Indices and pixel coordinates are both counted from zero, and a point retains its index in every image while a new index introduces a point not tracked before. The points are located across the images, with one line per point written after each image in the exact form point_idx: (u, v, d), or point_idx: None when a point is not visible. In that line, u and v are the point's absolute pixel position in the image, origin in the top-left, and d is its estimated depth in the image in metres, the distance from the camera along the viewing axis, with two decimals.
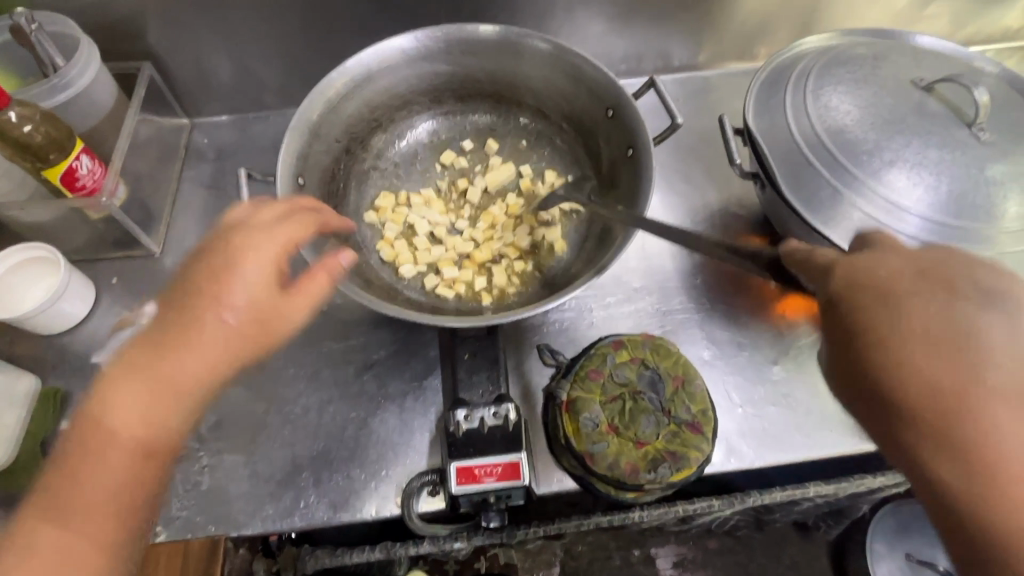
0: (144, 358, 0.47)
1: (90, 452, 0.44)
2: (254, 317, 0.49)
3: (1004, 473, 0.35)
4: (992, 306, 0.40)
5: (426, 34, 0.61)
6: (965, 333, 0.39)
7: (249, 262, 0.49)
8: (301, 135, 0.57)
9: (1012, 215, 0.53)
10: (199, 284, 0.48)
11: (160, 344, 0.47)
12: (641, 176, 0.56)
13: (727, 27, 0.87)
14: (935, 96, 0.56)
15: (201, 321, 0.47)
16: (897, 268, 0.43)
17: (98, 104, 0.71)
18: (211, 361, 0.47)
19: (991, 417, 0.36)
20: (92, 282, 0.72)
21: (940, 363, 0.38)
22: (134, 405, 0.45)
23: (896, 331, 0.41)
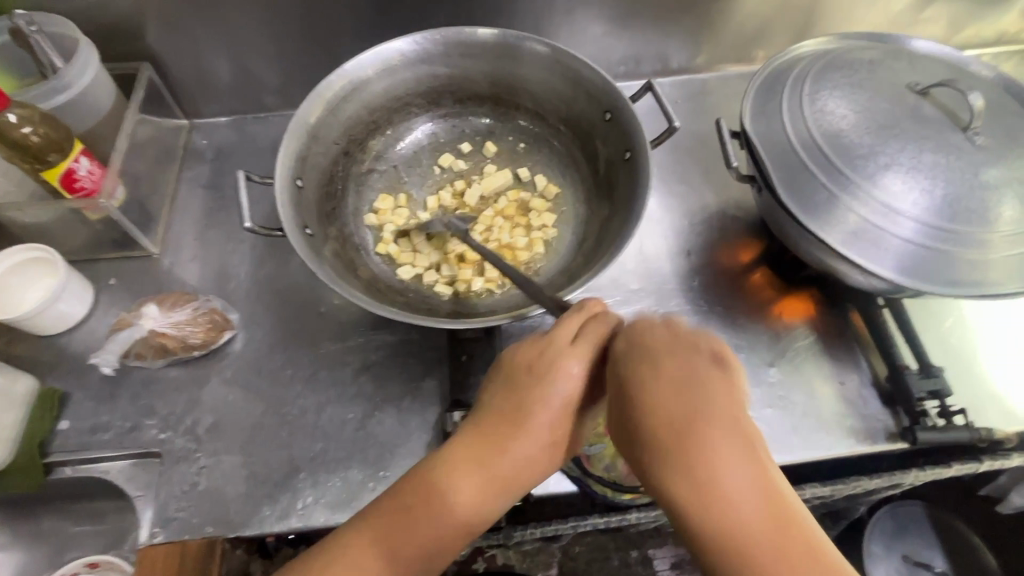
0: (473, 462, 0.45)
1: (394, 517, 0.45)
2: (499, 485, 0.45)
3: (712, 515, 0.38)
4: (721, 379, 0.42)
5: (425, 37, 0.61)
6: (700, 392, 0.42)
7: (561, 381, 0.45)
8: (299, 137, 0.57)
9: (1007, 218, 0.53)
10: (499, 401, 0.47)
11: (481, 460, 0.45)
12: (638, 179, 0.56)
13: (725, 30, 0.87)
14: (930, 100, 0.56)
15: (523, 429, 0.45)
16: (658, 334, 0.45)
17: (97, 106, 0.71)
18: (499, 480, 0.45)
19: (708, 462, 0.39)
20: (91, 282, 0.72)
21: (667, 393, 0.42)
22: (473, 490, 0.45)
23: (643, 413, 0.42)
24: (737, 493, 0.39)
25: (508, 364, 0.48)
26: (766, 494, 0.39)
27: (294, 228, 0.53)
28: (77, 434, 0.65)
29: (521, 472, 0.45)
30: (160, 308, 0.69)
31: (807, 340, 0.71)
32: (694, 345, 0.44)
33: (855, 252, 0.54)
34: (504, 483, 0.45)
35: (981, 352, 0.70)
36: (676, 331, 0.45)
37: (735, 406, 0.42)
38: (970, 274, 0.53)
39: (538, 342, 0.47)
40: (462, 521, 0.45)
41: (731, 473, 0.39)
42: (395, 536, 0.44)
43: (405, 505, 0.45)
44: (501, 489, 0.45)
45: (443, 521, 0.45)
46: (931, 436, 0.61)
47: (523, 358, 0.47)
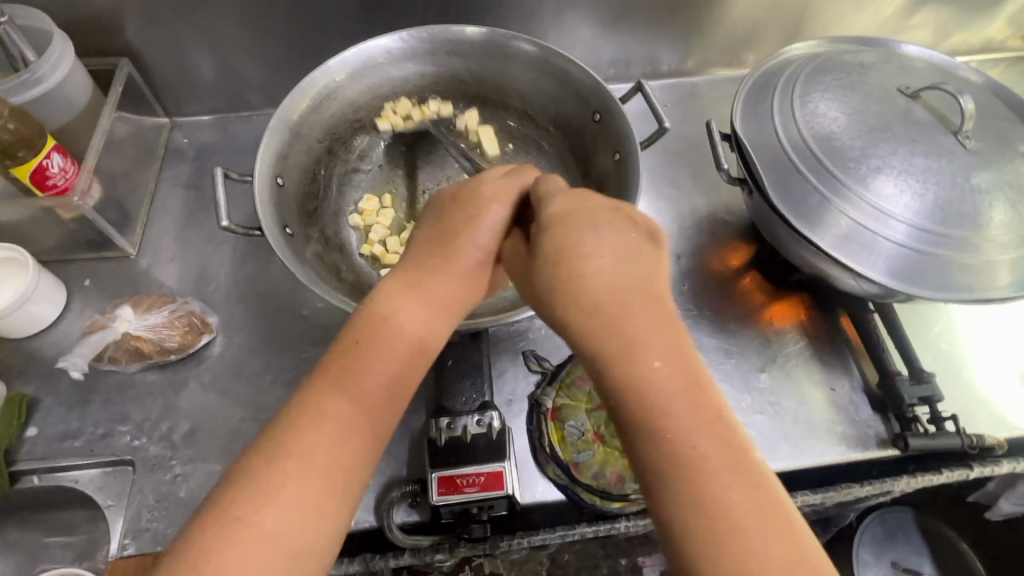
0: (410, 288, 0.42)
1: (342, 365, 0.39)
2: (443, 306, 0.42)
3: (634, 387, 0.34)
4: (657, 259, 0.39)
5: (411, 34, 0.60)
6: (641, 269, 0.38)
7: (489, 207, 0.44)
8: (280, 134, 0.56)
9: (998, 223, 0.53)
10: (426, 246, 0.44)
11: (422, 293, 0.41)
12: (628, 181, 0.55)
13: (715, 33, 0.87)
14: (920, 103, 0.56)
15: (457, 254, 0.43)
16: (604, 202, 0.41)
17: (72, 101, 0.69)
18: (438, 302, 0.42)
19: (638, 331, 0.35)
20: (63, 284, 0.70)
21: (605, 263, 0.38)
22: (418, 311, 0.41)
23: (566, 248, 0.39)
24: (670, 383, 0.34)
25: (438, 210, 0.46)
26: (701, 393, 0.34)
27: (273, 227, 0.51)
28: (45, 441, 0.62)
29: (464, 290, 0.43)
30: (135, 311, 0.66)
31: (797, 345, 0.70)
32: (627, 216, 0.41)
33: (847, 255, 0.53)
34: (443, 304, 0.42)
35: (970, 357, 0.70)
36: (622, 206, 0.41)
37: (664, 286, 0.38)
38: (962, 278, 0.52)
39: (466, 184, 0.47)
40: (409, 342, 0.40)
41: (663, 353, 0.35)
42: (344, 381, 0.39)
43: (354, 341, 0.40)
44: (445, 309, 0.42)
45: (391, 359, 0.39)
46: (922, 444, 0.61)
47: (448, 194, 0.47)
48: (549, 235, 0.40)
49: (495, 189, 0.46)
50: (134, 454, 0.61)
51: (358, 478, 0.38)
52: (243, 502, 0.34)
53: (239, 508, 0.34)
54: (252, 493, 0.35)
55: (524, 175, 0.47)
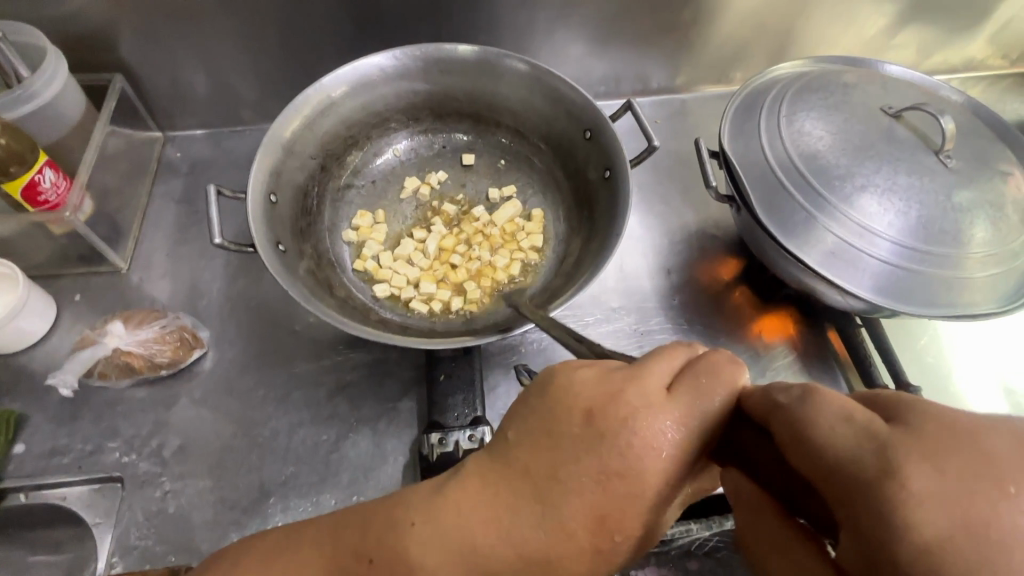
0: (464, 525, 0.36)
1: (341, 565, 0.37)
2: (474, 567, 0.35)
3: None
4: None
5: (404, 53, 0.61)
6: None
7: (636, 439, 0.35)
8: (274, 152, 0.56)
9: (979, 239, 0.54)
10: (514, 472, 0.36)
11: (468, 539, 0.35)
12: (618, 198, 0.56)
13: (703, 52, 0.89)
14: (902, 123, 0.57)
15: (545, 511, 0.35)
16: (962, 450, 0.28)
17: (66, 117, 0.69)
18: (479, 560, 0.35)
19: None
20: (53, 299, 0.70)
21: (853, 440, 0.31)
22: (442, 563, 0.35)
23: (991, 562, 0.26)
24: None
25: (564, 429, 0.37)
26: None
27: (266, 244, 0.52)
28: (33, 459, 0.61)
29: (528, 561, 0.35)
30: (126, 326, 0.66)
31: (786, 360, 0.71)
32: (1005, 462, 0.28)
33: (834, 272, 0.54)
34: (483, 565, 0.35)
35: (954, 370, 0.71)
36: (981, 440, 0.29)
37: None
38: (945, 294, 0.54)
39: (615, 390, 0.37)
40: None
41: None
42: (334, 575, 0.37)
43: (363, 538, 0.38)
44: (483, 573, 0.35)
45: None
46: None
47: (585, 400, 0.37)
48: (909, 540, 0.27)
49: (654, 412, 0.36)
50: (123, 471, 0.61)
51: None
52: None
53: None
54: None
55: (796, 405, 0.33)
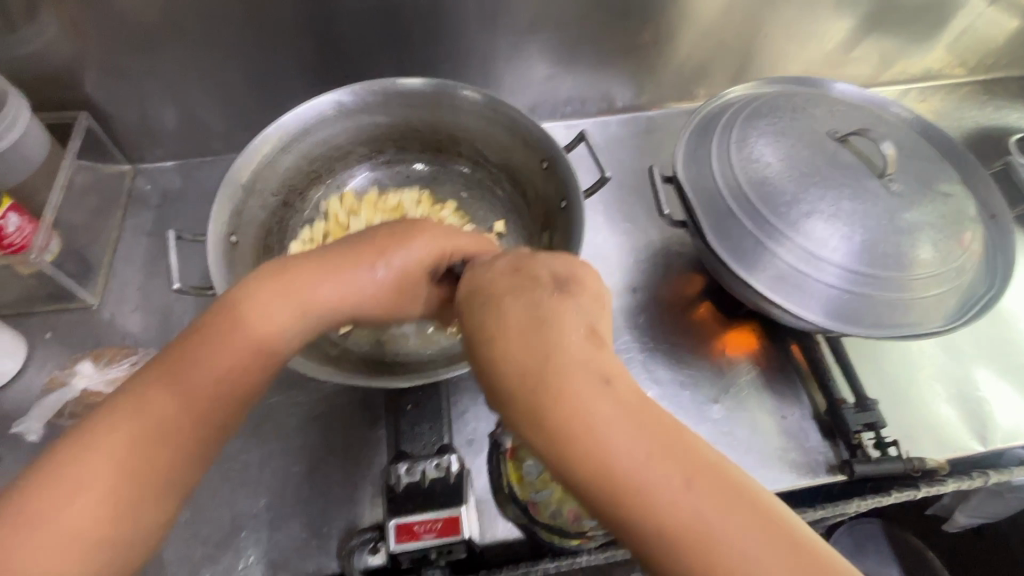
0: (276, 280, 0.43)
1: (183, 352, 0.40)
2: (301, 312, 0.43)
3: (598, 462, 0.32)
4: (577, 301, 0.37)
5: (361, 89, 0.62)
6: (549, 321, 0.36)
7: (414, 244, 0.47)
8: (233, 194, 0.57)
9: (922, 261, 0.55)
10: (329, 255, 0.46)
11: (287, 287, 0.42)
12: (573, 229, 0.57)
13: (667, 70, 0.90)
14: (848, 147, 0.59)
15: (337, 272, 0.44)
16: (508, 267, 0.40)
17: (29, 158, 0.70)
18: (302, 303, 0.43)
19: (581, 392, 0.33)
20: (23, 338, 0.70)
21: (518, 340, 0.36)
22: (272, 309, 0.42)
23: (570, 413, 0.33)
24: (644, 448, 0.32)
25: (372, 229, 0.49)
26: (642, 430, 0.33)
27: (227, 287, 0.52)
28: None
29: (336, 301, 0.44)
30: (95, 366, 0.69)
31: (749, 376, 0.73)
32: (537, 277, 0.39)
33: (782, 297, 0.56)
34: (305, 305, 0.43)
35: (912, 380, 0.72)
36: (527, 263, 0.40)
37: (598, 323, 0.37)
38: (890, 316, 0.55)
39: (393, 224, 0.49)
40: (258, 339, 0.41)
41: (609, 412, 0.33)
42: (177, 374, 0.40)
43: (201, 330, 0.41)
44: (304, 314, 0.43)
45: (235, 347, 0.41)
46: (867, 469, 0.63)
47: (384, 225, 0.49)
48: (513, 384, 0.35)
49: (422, 237, 0.48)
50: None
51: (183, 456, 0.39)
52: (67, 471, 0.36)
53: (43, 484, 0.36)
54: (77, 452, 0.37)
55: (453, 245, 0.48)
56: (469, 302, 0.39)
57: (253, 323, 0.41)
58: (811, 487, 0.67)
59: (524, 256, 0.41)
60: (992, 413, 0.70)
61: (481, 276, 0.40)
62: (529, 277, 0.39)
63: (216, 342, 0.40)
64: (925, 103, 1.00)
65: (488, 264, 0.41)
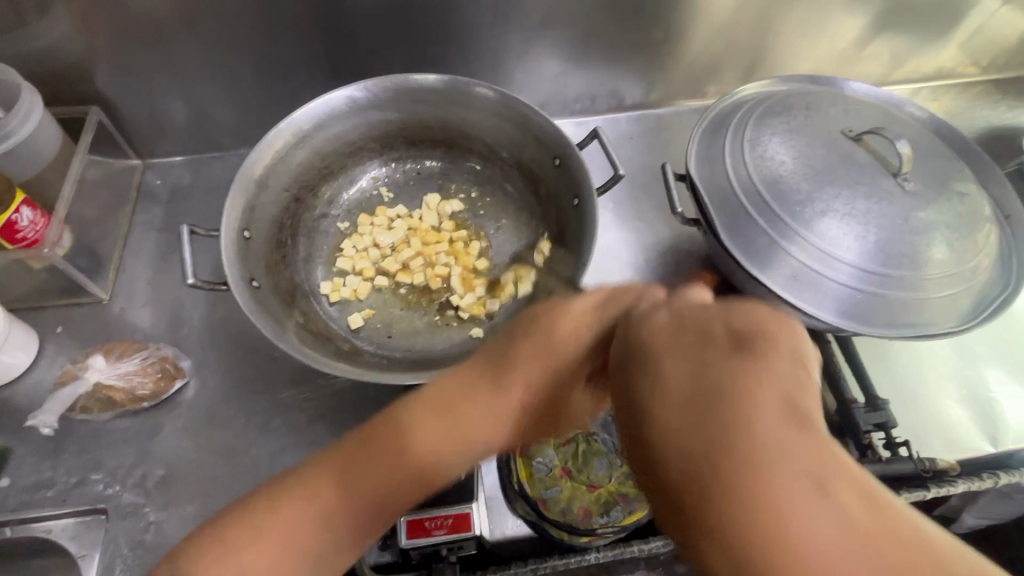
0: (437, 409, 0.38)
1: (355, 450, 0.37)
2: (463, 442, 0.38)
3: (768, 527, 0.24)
4: (770, 367, 0.30)
5: (373, 85, 0.62)
6: (724, 389, 0.29)
7: (566, 341, 0.41)
8: (246, 190, 0.57)
9: (936, 260, 0.55)
10: (467, 373, 0.41)
11: (450, 415, 0.38)
12: (586, 226, 0.57)
13: (677, 68, 0.90)
14: (862, 146, 0.58)
15: (502, 392, 0.39)
16: (672, 320, 0.34)
17: (41, 152, 0.71)
18: (464, 434, 0.38)
19: (778, 488, 0.25)
20: (34, 332, 0.70)
21: (681, 376, 0.30)
22: (439, 438, 0.37)
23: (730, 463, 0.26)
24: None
25: (509, 334, 0.43)
26: (835, 492, 0.24)
27: (240, 282, 0.53)
28: (17, 493, 0.62)
29: (496, 429, 0.38)
30: (107, 359, 0.68)
31: None
32: (711, 331, 0.32)
33: (796, 296, 0.55)
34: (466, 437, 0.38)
35: (922, 380, 0.72)
36: (698, 315, 0.34)
37: (802, 395, 0.29)
38: (904, 315, 0.55)
39: (554, 306, 0.44)
40: (417, 470, 0.37)
41: (833, 517, 0.24)
42: (351, 470, 0.37)
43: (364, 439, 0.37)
44: (468, 442, 0.38)
45: (393, 471, 0.37)
46: (878, 470, 0.62)
47: (531, 315, 0.44)
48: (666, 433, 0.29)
49: (573, 312, 0.42)
50: (109, 502, 0.62)
51: (329, 565, 0.36)
52: (252, 538, 0.34)
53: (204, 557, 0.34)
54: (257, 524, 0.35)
55: (604, 319, 0.41)
56: (625, 354, 0.34)
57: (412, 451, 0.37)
58: None
59: (695, 308, 0.35)
60: (1003, 412, 0.70)
61: (640, 328, 0.35)
62: (700, 335, 0.32)
63: (383, 452, 0.37)
64: (936, 102, 0.99)
65: (638, 315, 0.36)
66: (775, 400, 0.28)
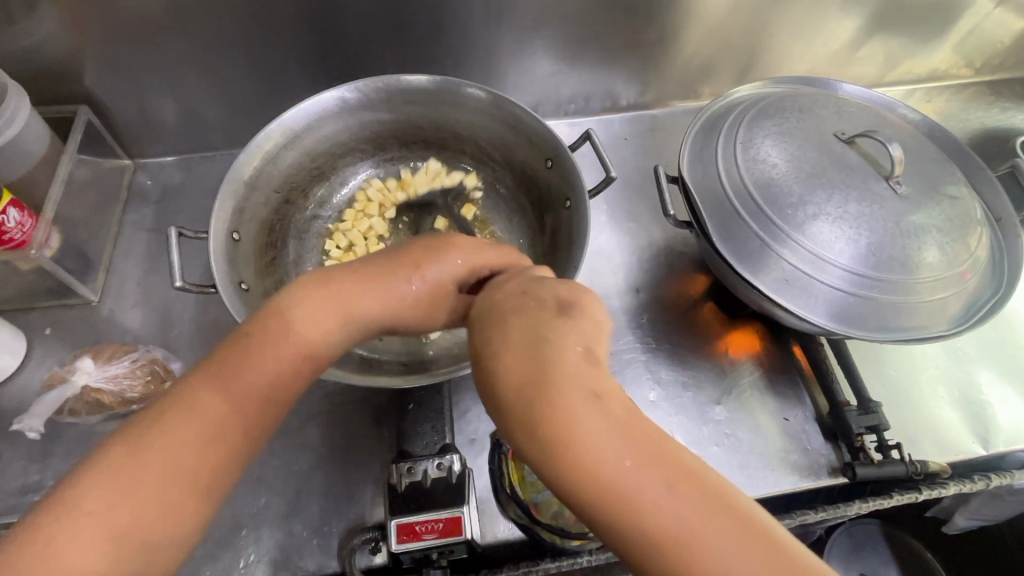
0: (322, 284, 0.40)
1: (234, 356, 0.37)
2: (343, 320, 0.40)
3: (585, 469, 0.30)
4: (580, 325, 0.35)
5: (363, 85, 0.61)
6: (550, 355, 0.33)
7: (454, 255, 0.45)
8: (235, 191, 0.56)
9: (928, 264, 0.55)
10: (368, 264, 0.43)
11: (335, 294, 0.40)
12: (577, 229, 0.56)
13: (671, 69, 0.90)
14: (854, 149, 0.58)
15: (375, 281, 0.42)
16: (516, 288, 0.39)
17: (29, 152, 0.70)
18: (347, 313, 0.40)
19: (577, 416, 0.31)
20: (22, 334, 0.70)
21: (518, 357, 0.34)
22: (324, 318, 0.39)
23: (557, 415, 0.31)
24: (656, 484, 0.29)
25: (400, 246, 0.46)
26: (629, 431, 0.30)
27: (229, 285, 0.52)
28: (4, 496, 0.61)
29: (382, 308, 0.42)
30: (95, 362, 0.66)
31: (751, 376, 0.72)
32: (541, 299, 0.37)
33: (787, 299, 0.55)
34: (349, 315, 0.40)
35: (914, 383, 0.72)
36: (535, 286, 0.38)
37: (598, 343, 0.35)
38: (895, 318, 0.55)
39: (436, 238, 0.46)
40: (303, 344, 0.39)
41: (615, 445, 0.30)
42: (229, 374, 0.37)
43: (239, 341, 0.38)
44: (344, 322, 0.40)
45: (279, 356, 0.38)
46: (868, 472, 0.62)
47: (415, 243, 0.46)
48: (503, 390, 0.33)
49: (452, 253, 0.45)
50: None
51: (225, 473, 0.36)
52: (94, 487, 0.33)
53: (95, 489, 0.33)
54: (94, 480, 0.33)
55: (490, 263, 0.45)
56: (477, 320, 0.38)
57: (296, 325, 0.39)
58: (813, 489, 0.67)
59: (529, 282, 0.39)
60: (995, 417, 0.70)
61: (489, 294, 0.39)
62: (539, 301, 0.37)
63: (261, 348, 0.38)
64: (930, 103, 1.00)
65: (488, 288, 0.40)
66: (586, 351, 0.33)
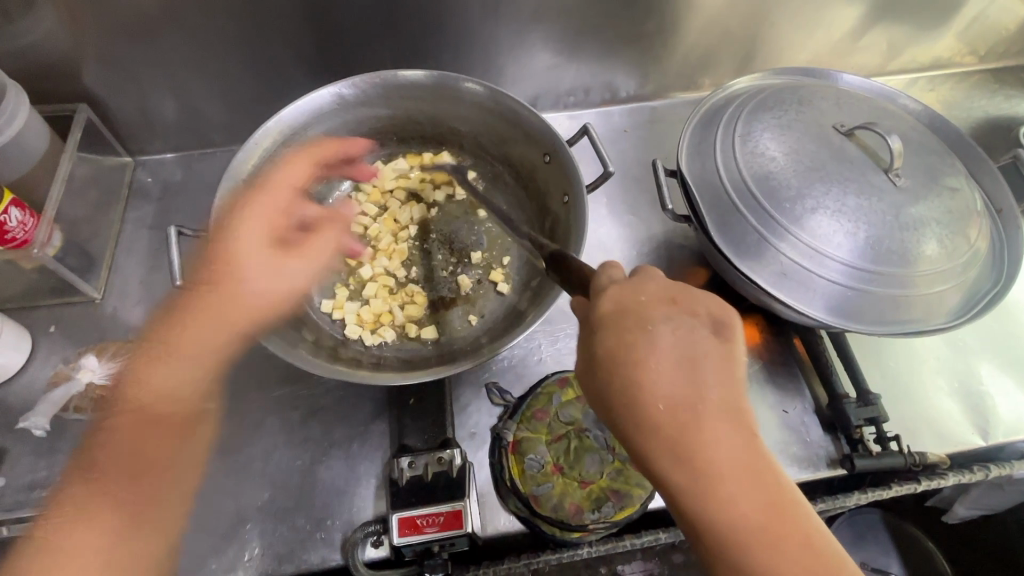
0: (161, 359, 0.62)
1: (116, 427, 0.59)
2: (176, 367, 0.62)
3: (707, 480, 0.39)
4: (728, 354, 0.41)
5: (361, 81, 0.61)
6: (700, 374, 0.40)
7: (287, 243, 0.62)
8: (234, 190, 0.57)
9: (927, 257, 0.55)
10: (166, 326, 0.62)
11: (155, 359, 0.62)
12: (574, 223, 0.57)
13: (672, 60, 0.89)
14: (853, 141, 0.58)
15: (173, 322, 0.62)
16: (666, 298, 0.42)
17: (28, 151, 0.70)
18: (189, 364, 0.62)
19: (712, 438, 0.39)
20: (27, 332, 0.70)
21: (669, 375, 0.40)
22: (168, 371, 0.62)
23: (691, 433, 0.39)
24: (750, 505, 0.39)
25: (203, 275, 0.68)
26: (750, 457, 0.39)
27: None
28: (13, 492, 0.63)
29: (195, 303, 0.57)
30: (99, 360, 0.69)
31: (751, 368, 0.73)
32: (693, 314, 0.42)
33: (786, 293, 0.55)
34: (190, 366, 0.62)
35: (915, 375, 0.72)
36: (684, 297, 0.42)
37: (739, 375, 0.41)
38: (894, 312, 0.55)
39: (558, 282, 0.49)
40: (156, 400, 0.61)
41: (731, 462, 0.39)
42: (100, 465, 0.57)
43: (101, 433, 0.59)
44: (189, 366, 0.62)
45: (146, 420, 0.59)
46: (866, 464, 0.63)
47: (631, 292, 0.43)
48: (650, 401, 0.40)
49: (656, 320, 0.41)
50: None
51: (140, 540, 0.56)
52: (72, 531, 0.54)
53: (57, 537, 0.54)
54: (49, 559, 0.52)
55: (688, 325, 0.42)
56: (630, 332, 0.41)
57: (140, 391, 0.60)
58: (812, 481, 0.67)
59: (678, 288, 0.43)
60: (995, 407, 0.70)
61: (633, 299, 0.42)
62: (681, 314, 0.42)
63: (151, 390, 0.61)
64: (934, 92, 0.99)
65: (630, 287, 0.43)
66: (731, 382, 0.40)
